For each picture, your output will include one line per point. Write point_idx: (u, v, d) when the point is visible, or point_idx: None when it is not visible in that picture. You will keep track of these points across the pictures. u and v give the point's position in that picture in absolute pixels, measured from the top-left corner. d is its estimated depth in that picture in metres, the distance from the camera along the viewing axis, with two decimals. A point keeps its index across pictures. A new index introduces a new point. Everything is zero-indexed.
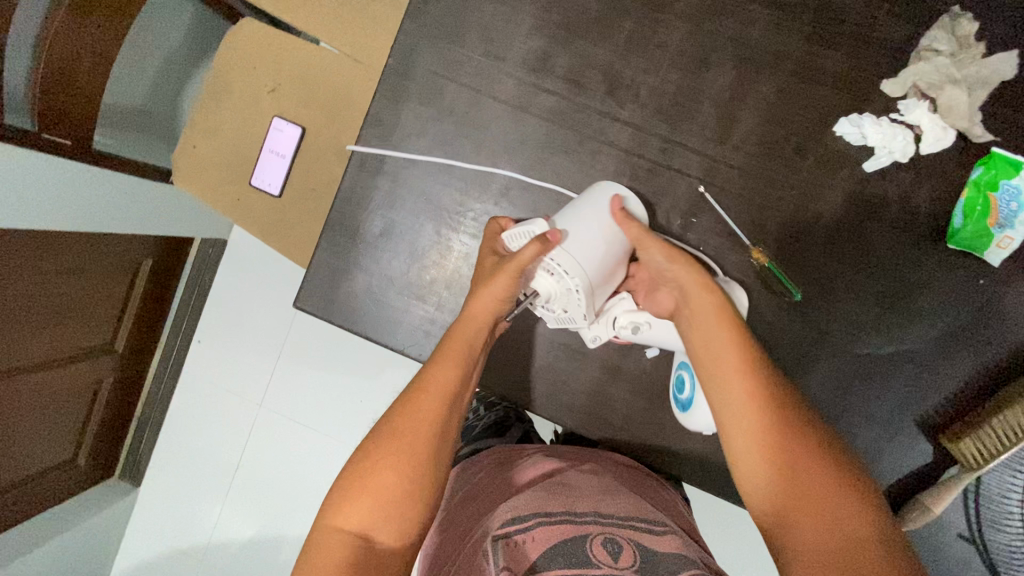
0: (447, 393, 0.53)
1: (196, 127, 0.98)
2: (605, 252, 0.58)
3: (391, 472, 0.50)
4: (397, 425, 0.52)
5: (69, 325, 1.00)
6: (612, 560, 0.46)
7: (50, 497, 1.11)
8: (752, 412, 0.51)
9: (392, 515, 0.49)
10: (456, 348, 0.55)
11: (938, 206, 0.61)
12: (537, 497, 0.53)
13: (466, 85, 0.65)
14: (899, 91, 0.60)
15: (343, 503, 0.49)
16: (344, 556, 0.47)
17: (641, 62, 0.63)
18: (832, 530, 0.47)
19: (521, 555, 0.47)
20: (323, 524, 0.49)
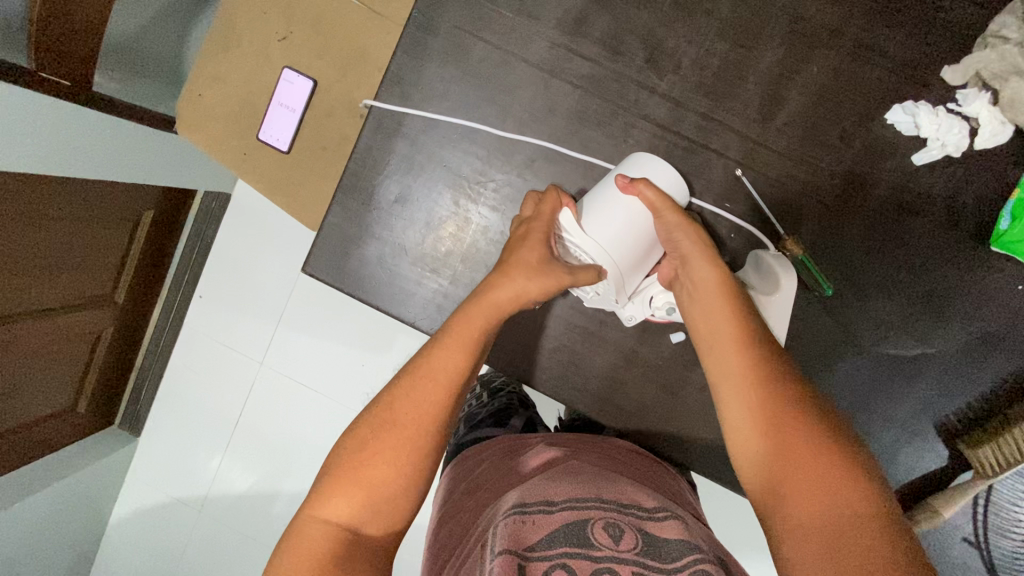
0: (448, 384, 0.51)
1: (202, 74, 0.94)
2: (636, 234, 0.55)
3: (388, 466, 0.48)
4: (393, 414, 0.50)
5: (68, 273, 0.97)
6: (613, 543, 0.45)
7: (50, 443, 1.11)
8: (744, 378, 0.50)
9: (382, 507, 0.48)
10: (463, 334, 0.52)
11: (985, 205, 0.58)
12: (540, 486, 0.52)
13: (495, 44, 0.60)
14: (960, 79, 0.56)
15: (332, 491, 0.48)
16: (331, 546, 0.45)
17: (685, 30, 0.58)
18: (826, 503, 0.44)
19: (523, 534, 0.46)
20: (308, 514, 0.47)
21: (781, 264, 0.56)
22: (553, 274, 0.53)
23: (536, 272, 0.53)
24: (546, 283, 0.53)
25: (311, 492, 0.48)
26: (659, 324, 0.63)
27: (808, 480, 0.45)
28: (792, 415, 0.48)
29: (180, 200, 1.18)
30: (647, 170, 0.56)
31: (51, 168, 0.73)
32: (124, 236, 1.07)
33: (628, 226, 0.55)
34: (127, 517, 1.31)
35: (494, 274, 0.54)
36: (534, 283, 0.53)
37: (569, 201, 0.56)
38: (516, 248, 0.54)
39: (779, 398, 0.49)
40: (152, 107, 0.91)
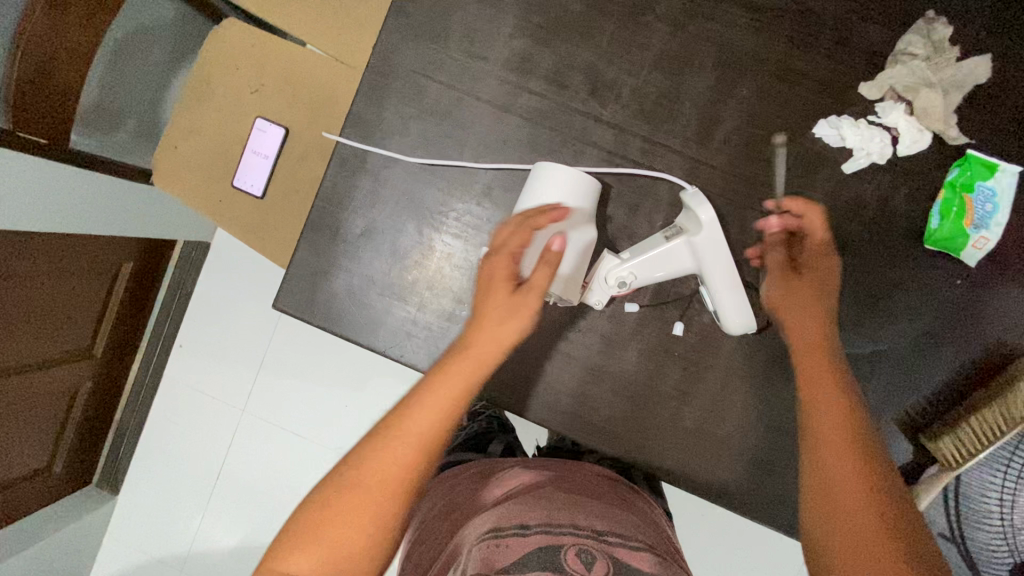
0: (434, 443, 0.50)
1: (179, 126, 0.98)
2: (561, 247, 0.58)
3: (354, 524, 0.47)
4: (374, 467, 0.48)
5: (45, 329, 0.97)
6: (585, 568, 0.45)
7: (24, 506, 1.08)
8: (825, 395, 0.53)
9: (356, 563, 0.47)
10: (450, 386, 0.51)
11: (916, 207, 0.62)
12: (514, 508, 0.52)
13: (449, 84, 0.65)
14: (877, 93, 0.61)
15: (298, 546, 0.46)
16: None
17: (623, 63, 0.63)
18: (857, 500, 0.48)
19: (497, 559, 0.46)
20: (273, 568, 0.46)
21: (693, 198, 0.60)
22: (522, 311, 0.53)
23: (511, 314, 0.54)
24: (518, 323, 0.54)
25: (278, 542, 0.47)
26: (622, 337, 0.65)
27: (863, 502, 0.48)
28: (850, 440, 0.51)
29: (158, 251, 1.20)
30: (554, 180, 0.59)
31: (38, 225, 0.77)
32: (103, 289, 1.08)
33: (554, 243, 0.58)
34: None
35: (476, 317, 0.54)
36: (507, 327, 0.53)
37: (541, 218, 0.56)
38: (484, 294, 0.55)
39: (838, 424, 0.52)
40: (127, 161, 0.94)
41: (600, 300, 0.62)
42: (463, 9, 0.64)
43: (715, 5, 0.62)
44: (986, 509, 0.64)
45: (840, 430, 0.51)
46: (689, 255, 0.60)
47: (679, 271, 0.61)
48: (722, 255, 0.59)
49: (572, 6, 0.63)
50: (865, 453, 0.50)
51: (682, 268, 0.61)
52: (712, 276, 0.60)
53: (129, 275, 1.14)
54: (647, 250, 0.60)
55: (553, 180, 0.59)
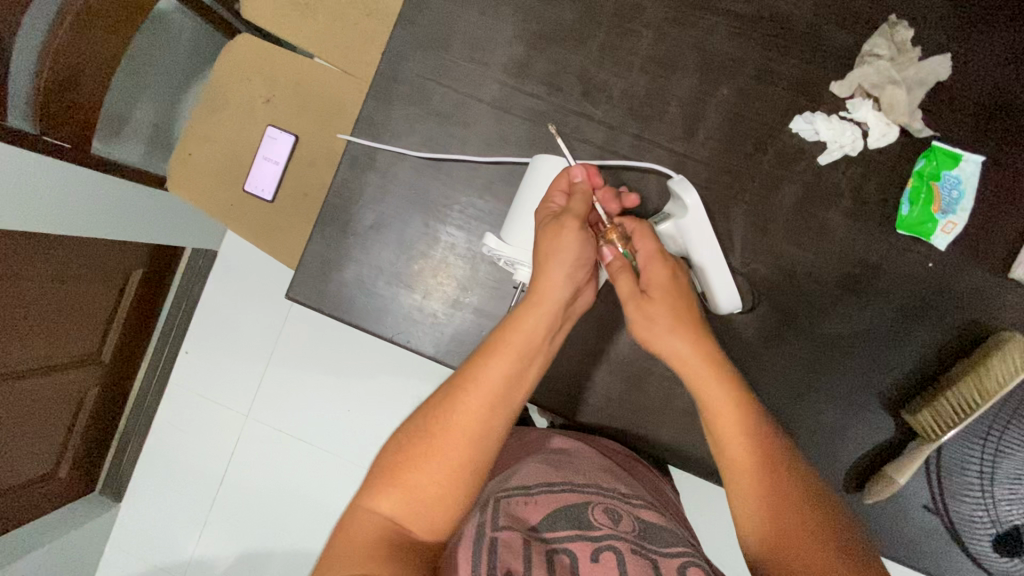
0: (506, 398, 0.54)
1: (192, 135, 1.02)
2: None
3: (430, 469, 0.51)
4: (452, 419, 0.52)
5: (58, 332, 1.00)
6: (613, 523, 0.49)
7: (32, 509, 1.10)
8: (738, 435, 0.55)
9: (435, 509, 0.51)
10: (518, 345, 0.54)
11: (887, 195, 0.66)
12: (538, 470, 0.56)
13: (452, 88, 0.70)
14: (847, 91, 0.66)
15: (384, 489, 0.51)
16: (378, 534, 0.49)
17: (613, 67, 0.68)
18: (791, 529, 0.52)
19: (524, 513, 0.49)
20: (360, 508, 0.51)
21: (678, 184, 0.62)
22: (569, 225, 0.56)
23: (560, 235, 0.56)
24: (568, 244, 0.56)
25: (366, 485, 0.52)
26: (617, 320, 0.68)
27: (797, 531, 0.52)
28: (771, 470, 0.54)
29: (168, 257, 1.23)
30: (550, 170, 0.63)
31: (38, 223, 0.81)
32: (114, 294, 1.12)
33: None
34: None
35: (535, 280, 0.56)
36: (564, 253, 0.55)
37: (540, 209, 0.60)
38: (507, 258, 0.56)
39: (752, 460, 0.54)
40: (141, 167, 0.99)
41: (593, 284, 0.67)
42: (465, 19, 0.70)
43: (697, 14, 0.68)
44: (966, 479, 0.67)
45: (761, 463, 0.54)
46: (676, 238, 0.64)
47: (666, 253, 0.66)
48: (706, 237, 0.63)
49: (565, 15, 0.69)
50: (788, 486, 0.54)
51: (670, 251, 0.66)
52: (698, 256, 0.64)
53: (139, 281, 1.18)
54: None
55: (549, 171, 0.63)
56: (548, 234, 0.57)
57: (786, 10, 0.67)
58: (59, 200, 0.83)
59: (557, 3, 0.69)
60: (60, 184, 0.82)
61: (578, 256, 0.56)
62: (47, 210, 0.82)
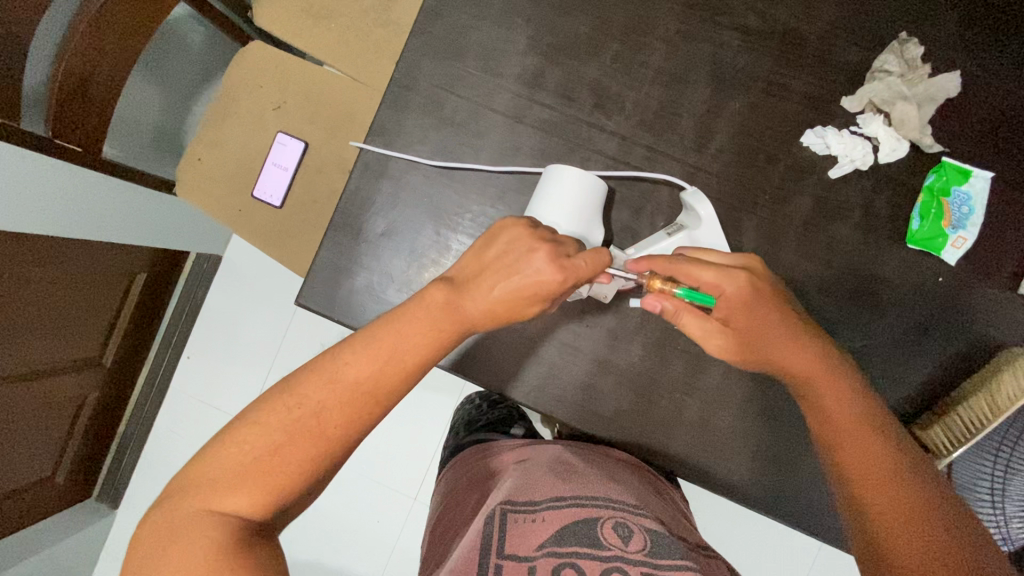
0: (374, 400, 0.50)
1: (202, 140, 1.02)
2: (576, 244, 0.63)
3: (295, 459, 0.47)
4: (303, 415, 0.48)
5: (59, 336, 1.00)
6: (622, 542, 0.47)
7: (26, 515, 1.08)
8: (840, 405, 0.56)
9: (258, 505, 0.46)
10: (423, 327, 0.52)
11: (897, 210, 0.67)
12: (545, 483, 0.55)
13: (465, 97, 0.70)
14: (857, 106, 0.67)
15: (209, 483, 0.46)
16: (216, 536, 0.44)
17: (626, 79, 0.69)
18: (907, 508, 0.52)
19: (529, 533, 0.49)
20: (197, 506, 0.45)
21: (692, 197, 0.65)
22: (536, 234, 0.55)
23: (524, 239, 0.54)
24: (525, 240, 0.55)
25: (197, 481, 0.46)
26: (627, 331, 0.68)
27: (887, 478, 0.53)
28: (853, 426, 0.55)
29: (173, 262, 1.23)
30: (569, 181, 0.63)
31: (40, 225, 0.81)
32: (116, 297, 1.11)
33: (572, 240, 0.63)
34: None
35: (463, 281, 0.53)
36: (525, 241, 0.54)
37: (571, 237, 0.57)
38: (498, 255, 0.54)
39: (848, 423, 0.56)
40: (150, 171, 1.00)
41: (609, 293, 0.65)
42: (480, 30, 0.70)
43: (709, 28, 0.69)
44: (976, 496, 0.68)
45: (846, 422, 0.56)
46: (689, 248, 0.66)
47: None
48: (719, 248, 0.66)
49: (579, 28, 0.70)
50: (884, 452, 0.54)
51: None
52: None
53: (143, 284, 1.17)
54: (653, 244, 0.65)
55: (568, 181, 0.63)
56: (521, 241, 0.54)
57: (798, 25, 0.68)
58: (59, 201, 0.81)
59: (571, 14, 0.70)
60: (61, 184, 0.80)
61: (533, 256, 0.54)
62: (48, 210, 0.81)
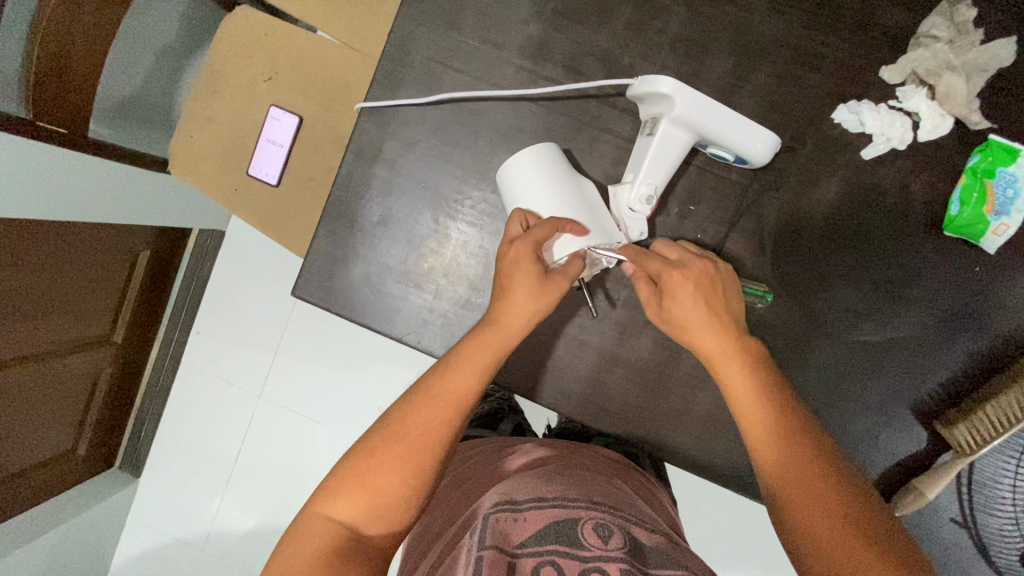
0: (449, 408, 0.52)
1: (195, 117, 0.99)
2: (585, 210, 0.59)
3: (391, 474, 0.49)
4: (402, 428, 0.51)
5: (66, 315, 0.98)
6: (602, 542, 0.43)
7: (52, 487, 1.10)
8: (742, 372, 0.53)
9: (364, 514, 0.48)
10: (478, 355, 0.53)
11: (935, 194, 0.61)
12: (528, 483, 0.50)
13: (463, 71, 0.65)
14: (898, 77, 0.60)
15: (327, 491, 0.49)
16: (331, 541, 0.46)
17: (640, 48, 0.63)
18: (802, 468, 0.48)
19: (511, 532, 0.44)
20: (312, 511, 0.48)
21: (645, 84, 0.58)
22: (525, 249, 0.54)
23: (527, 261, 0.54)
24: (524, 269, 0.54)
25: (318, 489, 0.50)
26: (636, 324, 0.65)
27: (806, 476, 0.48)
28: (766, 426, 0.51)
29: (175, 238, 1.21)
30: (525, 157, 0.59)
31: (43, 211, 0.77)
32: (121, 275, 1.09)
33: (579, 208, 0.59)
34: (128, 561, 1.29)
35: (498, 297, 0.55)
36: (520, 264, 0.54)
37: (568, 226, 0.56)
38: (510, 271, 0.55)
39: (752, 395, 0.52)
40: (145, 152, 0.95)
41: (640, 229, 0.62)
42: None
43: None
44: (998, 495, 0.65)
45: (772, 424, 0.51)
46: (682, 130, 0.58)
47: (681, 149, 0.59)
48: (704, 103, 0.57)
49: None
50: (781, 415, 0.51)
51: (683, 143, 0.59)
52: (715, 134, 0.58)
53: (147, 262, 1.15)
54: (645, 161, 0.59)
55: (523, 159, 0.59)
56: (500, 278, 0.56)
57: None
58: (63, 191, 0.78)
59: None
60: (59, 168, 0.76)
61: (537, 285, 0.54)
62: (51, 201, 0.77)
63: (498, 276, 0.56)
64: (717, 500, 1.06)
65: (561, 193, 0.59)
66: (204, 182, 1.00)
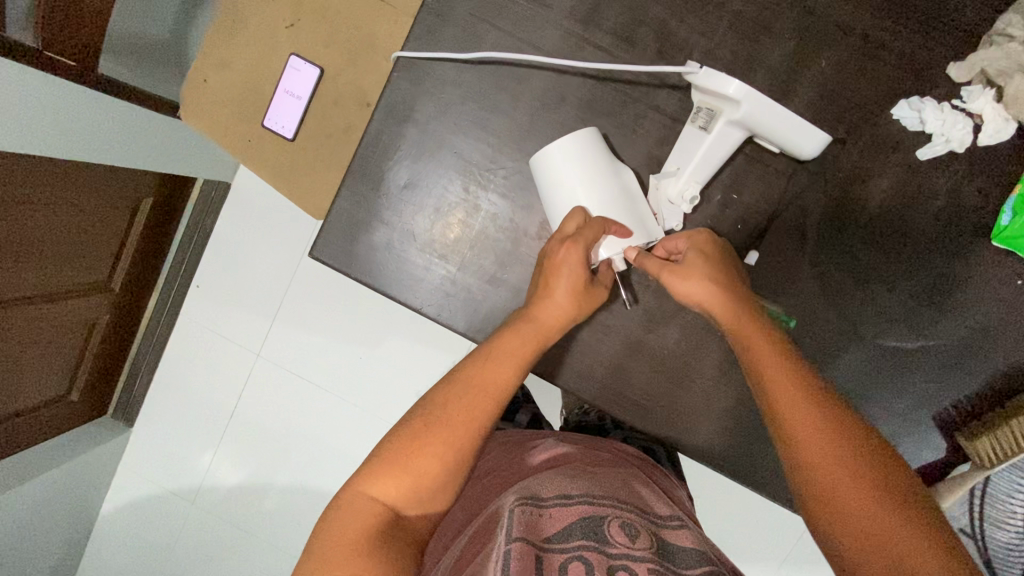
0: (490, 399, 0.52)
1: (208, 59, 0.96)
2: (628, 206, 0.58)
3: (434, 459, 0.49)
4: (445, 413, 0.51)
5: (63, 258, 0.95)
6: (628, 541, 0.42)
7: (44, 430, 1.09)
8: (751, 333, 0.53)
9: (405, 496, 0.48)
10: (518, 350, 0.53)
11: (987, 201, 0.59)
12: (552, 480, 0.48)
13: (507, 31, 0.61)
14: (965, 76, 0.57)
15: (369, 471, 0.48)
16: (374, 521, 0.46)
17: (698, 22, 0.59)
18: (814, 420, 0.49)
19: (538, 525, 0.42)
20: (354, 491, 0.48)
21: (715, 79, 0.54)
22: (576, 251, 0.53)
23: (575, 265, 0.54)
24: (572, 273, 0.54)
25: (358, 468, 0.49)
26: (665, 313, 0.63)
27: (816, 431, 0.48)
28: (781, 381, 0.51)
29: (180, 186, 1.16)
30: (572, 143, 0.56)
31: (46, 148, 0.72)
32: (123, 220, 1.05)
33: (622, 203, 0.57)
34: (118, 509, 1.28)
35: (537, 295, 0.56)
36: (569, 267, 0.54)
37: (614, 227, 0.56)
38: (556, 270, 0.54)
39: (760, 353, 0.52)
40: (156, 92, 0.90)
41: (675, 223, 0.61)
42: None
43: None
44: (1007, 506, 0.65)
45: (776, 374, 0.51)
46: (738, 130, 0.56)
47: (732, 147, 0.58)
48: (773, 108, 0.54)
49: None
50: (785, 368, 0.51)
51: (736, 142, 0.57)
52: (773, 138, 0.56)
53: (150, 208, 1.11)
54: (696, 156, 0.58)
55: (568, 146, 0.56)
56: (542, 276, 0.56)
57: None
58: (67, 128, 0.73)
59: None
60: (64, 103, 0.72)
61: (580, 287, 0.55)
62: (55, 137, 0.73)
63: (542, 273, 0.56)
64: (714, 490, 1.06)
65: (604, 185, 0.57)
66: (220, 133, 0.96)
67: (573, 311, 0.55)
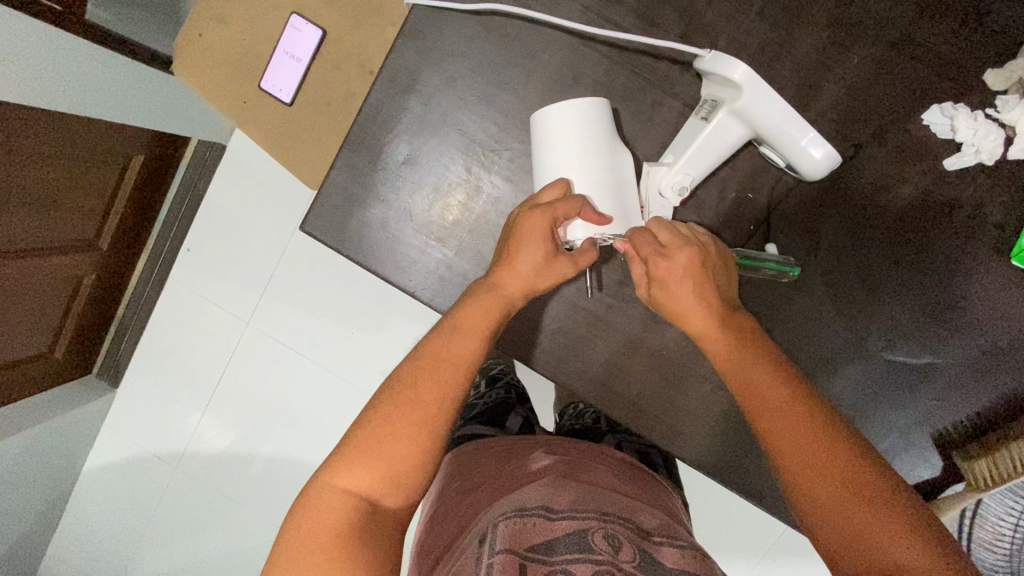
0: (457, 371, 0.50)
1: (206, 13, 0.89)
2: (616, 188, 0.54)
3: (406, 444, 0.47)
4: (414, 394, 0.48)
5: (49, 213, 0.91)
6: (612, 551, 0.40)
7: (26, 386, 1.06)
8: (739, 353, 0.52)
9: (379, 486, 0.46)
10: (482, 322, 0.52)
11: (1012, 218, 0.57)
12: (539, 490, 0.47)
13: (522, 3, 0.57)
14: (1002, 84, 0.54)
15: (341, 461, 0.46)
16: (347, 517, 0.44)
17: (726, 6, 0.55)
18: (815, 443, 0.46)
19: (523, 536, 0.41)
20: (324, 482, 0.46)
21: (719, 62, 0.50)
22: (541, 220, 0.51)
23: (541, 236, 0.51)
24: (537, 244, 0.52)
25: (330, 456, 0.47)
26: None
27: (814, 452, 0.46)
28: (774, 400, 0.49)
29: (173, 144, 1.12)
30: (570, 116, 0.53)
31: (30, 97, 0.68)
32: (112, 177, 1.01)
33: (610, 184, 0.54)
34: (99, 469, 1.27)
35: (502, 263, 0.53)
36: (532, 238, 0.52)
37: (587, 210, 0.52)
38: (522, 240, 0.52)
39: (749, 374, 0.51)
40: (145, 45, 0.85)
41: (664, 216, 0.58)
42: None
43: None
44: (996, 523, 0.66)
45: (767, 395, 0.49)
46: (739, 126, 0.53)
47: (733, 142, 0.54)
48: (776, 103, 0.50)
49: None
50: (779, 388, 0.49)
51: (737, 138, 0.54)
52: (776, 140, 0.52)
53: (140, 166, 1.07)
54: (692, 146, 0.54)
55: (565, 119, 0.53)
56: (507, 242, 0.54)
57: None
58: (52, 76, 0.69)
59: None
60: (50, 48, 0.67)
61: (547, 257, 0.52)
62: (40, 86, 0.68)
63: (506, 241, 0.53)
64: (697, 486, 1.06)
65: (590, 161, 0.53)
66: (212, 92, 0.92)
67: (540, 282, 0.53)
